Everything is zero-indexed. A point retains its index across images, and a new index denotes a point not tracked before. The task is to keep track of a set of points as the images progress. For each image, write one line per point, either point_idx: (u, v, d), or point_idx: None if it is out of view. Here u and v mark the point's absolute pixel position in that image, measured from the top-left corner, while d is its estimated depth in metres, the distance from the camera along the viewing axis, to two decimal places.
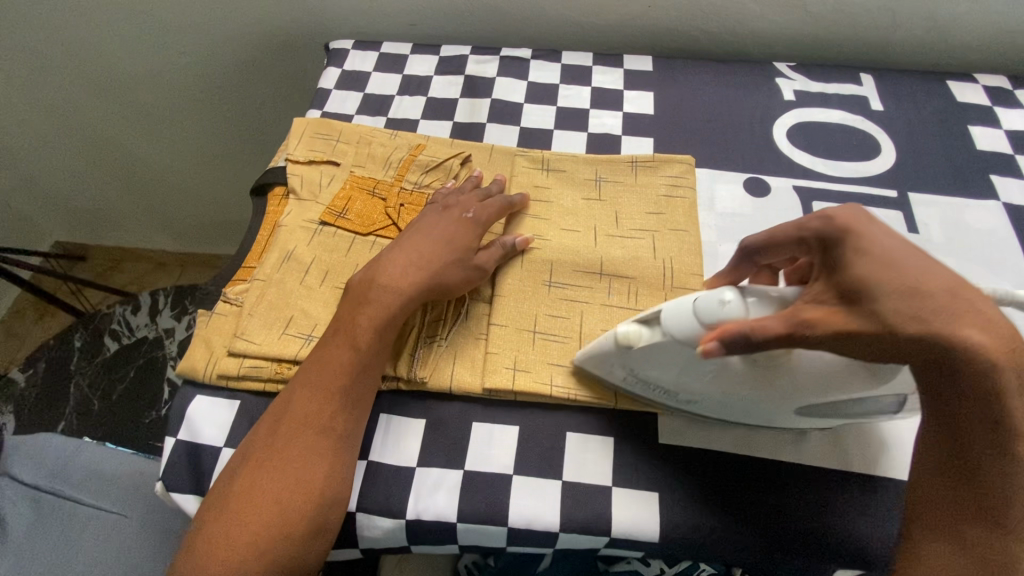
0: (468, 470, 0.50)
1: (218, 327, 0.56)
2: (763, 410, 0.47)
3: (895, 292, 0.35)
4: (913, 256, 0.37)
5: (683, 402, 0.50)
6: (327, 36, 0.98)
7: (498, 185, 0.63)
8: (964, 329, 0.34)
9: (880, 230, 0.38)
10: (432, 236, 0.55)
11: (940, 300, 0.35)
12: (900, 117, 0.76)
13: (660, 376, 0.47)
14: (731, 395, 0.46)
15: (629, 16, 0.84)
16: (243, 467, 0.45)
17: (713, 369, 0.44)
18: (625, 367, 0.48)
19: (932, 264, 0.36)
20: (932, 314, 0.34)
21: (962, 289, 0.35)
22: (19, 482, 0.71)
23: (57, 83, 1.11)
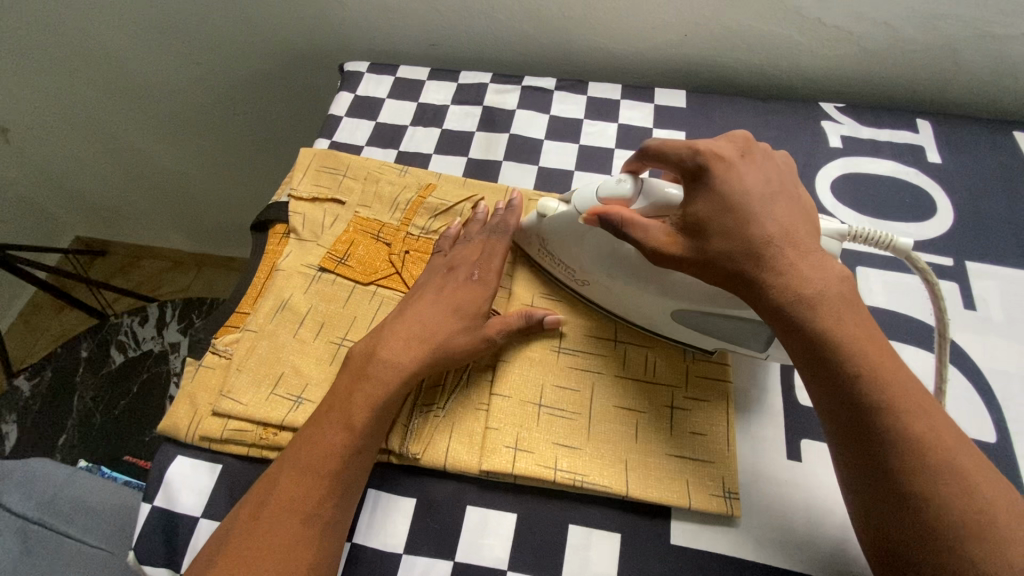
0: (458, 562, 0.46)
1: (206, 382, 0.53)
2: (641, 307, 0.52)
3: (722, 233, 0.42)
4: (756, 205, 0.43)
5: (581, 285, 0.56)
6: (345, 52, 0.94)
7: (514, 220, 0.58)
8: (774, 271, 0.41)
9: (737, 173, 0.44)
10: (438, 302, 0.52)
11: (758, 241, 0.42)
12: (960, 170, 0.69)
13: (570, 256, 0.54)
14: (617, 286, 0.52)
15: (663, 45, 0.78)
16: (216, 557, 0.41)
17: (606, 250, 0.51)
18: (539, 232, 0.56)
19: (764, 214, 0.43)
20: (760, 253, 0.41)
21: (781, 235, 0.42)
22: (7, 511, 0.69)
23: (76, 89, 1.10)
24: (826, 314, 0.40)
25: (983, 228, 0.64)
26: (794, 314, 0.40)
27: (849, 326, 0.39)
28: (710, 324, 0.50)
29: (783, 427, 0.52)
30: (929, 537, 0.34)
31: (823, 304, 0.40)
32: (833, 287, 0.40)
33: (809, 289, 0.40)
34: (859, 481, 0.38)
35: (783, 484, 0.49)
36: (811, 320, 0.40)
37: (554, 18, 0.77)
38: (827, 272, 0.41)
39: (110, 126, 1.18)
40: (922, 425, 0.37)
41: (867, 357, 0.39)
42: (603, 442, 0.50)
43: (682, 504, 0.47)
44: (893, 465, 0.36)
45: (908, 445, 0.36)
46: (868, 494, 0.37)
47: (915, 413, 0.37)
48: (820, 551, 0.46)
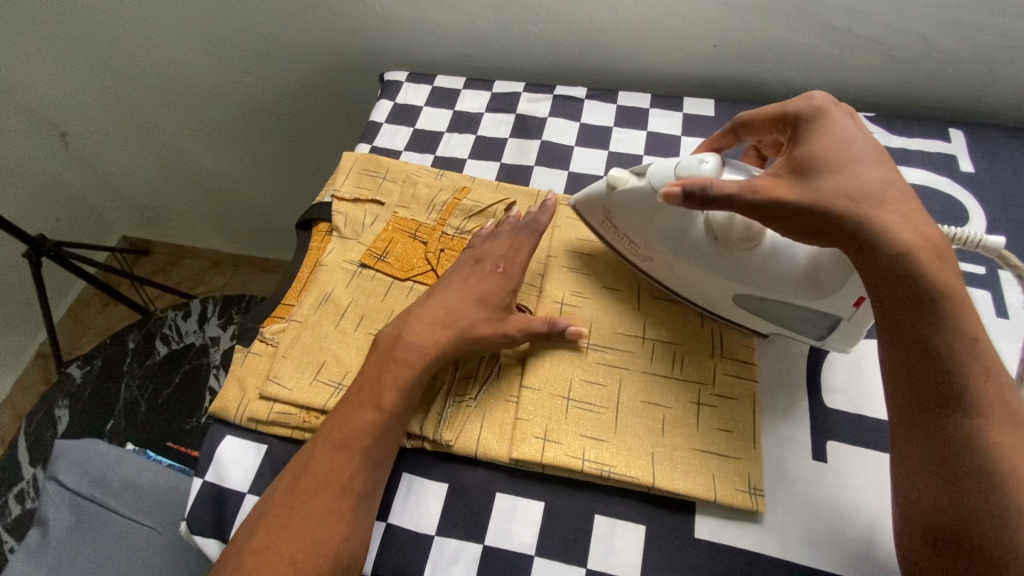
0: (487, 546, 0.48)
1: (253, 367, 0.57)
2: (706, 289, 0.54)
3: (835, 175, 0.42)
4: (865, 149, 0.43)
5: (642, 260, 0.57)
6: (384, 63, 0.99)
7: (547, 215, 0.59)
8: (894, 220, 0.40)
9: (846, 124, 0.45)
10: (463, 291, 0.54)
11: (874, 190, 0.41)
12: (994, 180, 0.68)
13: (632, 229, 0.55)
14: (682, 264, 0.53)
15: (692, 55, 0.80)
16: (261, 526, 0.44)
17: (677, 229, 0.52)
18: (606, 204, 0.56)
19: (873, 160, 0.43)
20: (877, 201, 0.40)
21: (897, 188, 0.41)
22: (64, 487, 0.75)
23: (132, 98, 1.17)
24: (945, 272, 0.38)
25: (1018, 238, 0.64)
26: (909, 265, 0.38)
27: (962, 292, 0.38)
28: (773, 309, 0.51)
29: (809, 429, 0.53)
30: (1005, 515, 0.33)
31: (944, 263, 0.39)
32: (947, 249, 0.40)
33: (931, 244, 0.39)
34: (944, 439, 0.36)
35: (809, 484, 0.50)
36: (932, 275, 0.38)
37: (586, 29, 0.80)
38: (942, 234, 0.40)
39: (161, 133, 1.26)
40: (1016, 404, 0.36)
41: (979, 324, 0.37)
42: (628, 434, 0.51)
43: (706, 496, 0.48)
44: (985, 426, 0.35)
45: (1003, 420, 0.35)
46: (938, 470, 0.36)
47: (1013, 388, 0.36)
48: (848, 550, 0.46)
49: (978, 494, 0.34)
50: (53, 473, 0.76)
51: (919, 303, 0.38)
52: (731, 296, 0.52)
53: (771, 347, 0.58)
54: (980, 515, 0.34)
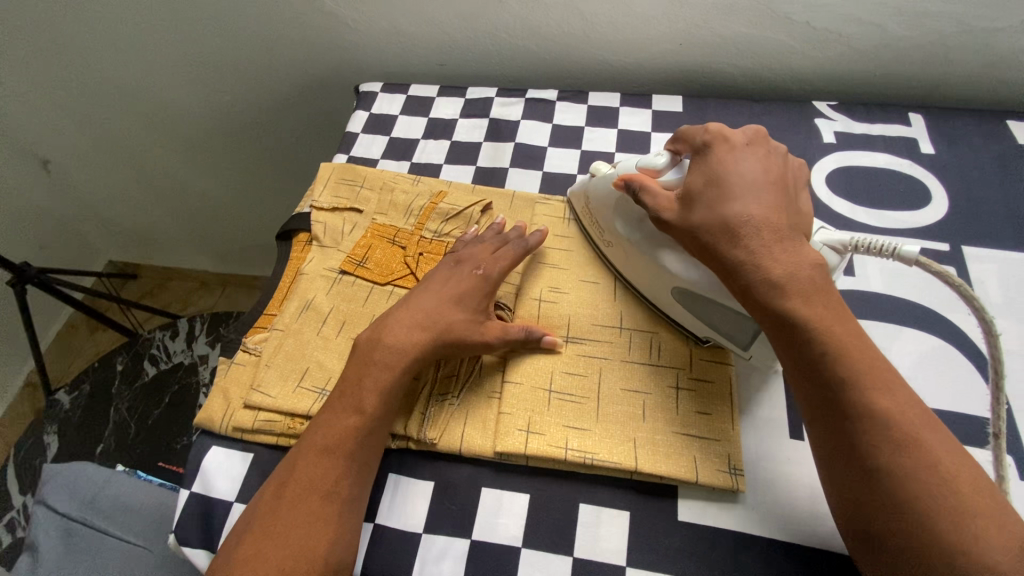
0: (474, 541, 0.48)
1: (237, 378, 0.58)
2: (653, 280, 0.56)
3: (706, 212, 0.48)
4: (737, 186, 0.48)
5: (605, 244, 0.61)
6: (360, 76, 1.00)
7: (537, 238, 0.61)
8: (747, 252, 0.45)
9: (733, 156, 0.51)
10: (431, 296, 0.55)
11: (735, 223, 0.46)
12: (954, 161, 0.71)
13: (602, 211, 0.60)
14: (633, 253, 0.57)
15: (658, 54, 0.82)
16: (249, 536, 0.44)
17: (635, 217, 0.57)
18: (586, 192, 0.63)
19: (739, 196, 0.48)
20: (736, 230, 0.46)
21: (758, 220, 0.46)
22: (54, 511, 0.75)
23: (111, 121, 1.18)
24: (793, 300, 0.43)
25: (979, 215, 0.66)
26: (761, 299, 0.44)
27: (817, 311, 0.43)
28: (707, 309, 0.53)
29: (785, 408, 0.54)
30: (894, 506, 0.37)
31: (792, 291, 0.43)
32: (804, 273, 0.44)
33: (774, 277, 0.44)
34: (831, 448, 0.41)
35: (787, 462, 0.51)
36: (779, 308, 0.43)
37: (554, 33, 0.82)
38: (800, 258, 0.45)
39: (145, 156, 1.26)
40: (890, 405, 0.39)
41: (837, 336, 0.42)
42: (610, 422, 0.52)
43: (689, 478, 0.49)
44: (857, 434, 0.39)
45: (876, 422, 0.39)
46: (844, 471, 0.40)
47: (881, 390, 0.40)
48: (828, 523, 0.47)
49: (866, 497, 0.39)
50: (42, 498, 0.76)
51: (782, 334, 0.43)
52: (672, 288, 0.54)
53: None
54: (873, 513, 0.38)
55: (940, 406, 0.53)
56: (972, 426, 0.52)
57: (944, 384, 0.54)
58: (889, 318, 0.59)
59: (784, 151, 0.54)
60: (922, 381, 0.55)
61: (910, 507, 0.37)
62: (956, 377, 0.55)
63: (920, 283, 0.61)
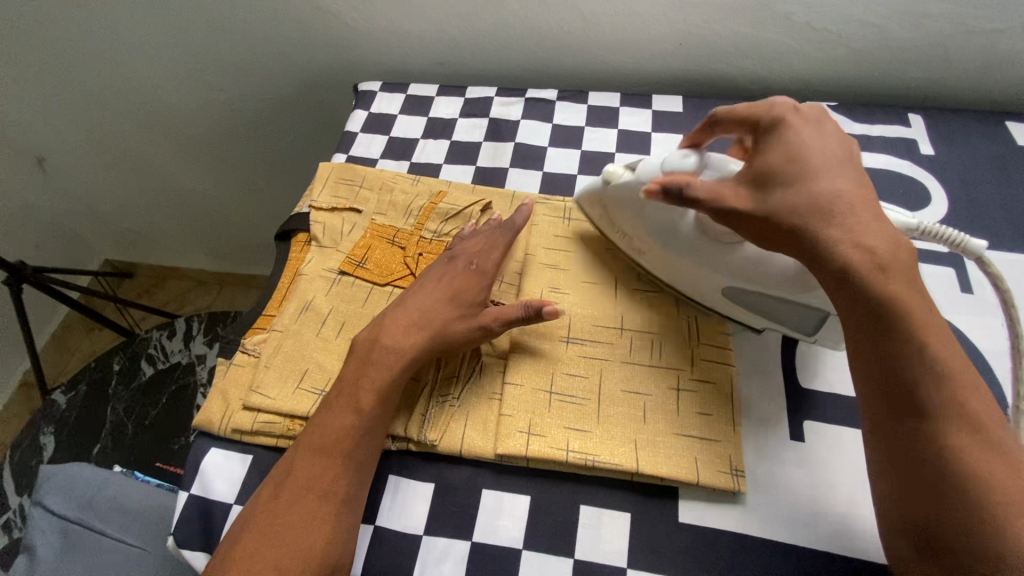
0: (475, 542, 0.48)
1: (235, 379, 0.57)
2: (699, 283, 0.55)
3: (793, 190, 0.43)
4: (826, 165, 0.44)
5: (636, 250, 0.59)
6: (358, 75, 1.00)
7: (524, 216, 0.60)
8: (843, 231, 0.42)
9: (812, 130, 0.46)
10: (443, 287, 0.55)
11: (829, 203, 0.43)
12: (953, 162, 0.71)
13: (627, 221, 0.56)
14: (672, 261, 0.55)
15: (658, 54, 0.81)
16: (245, 534, 0.44)
17: (667, 225, 0.53)
18: (602, 199, 0.58)
19: (836, 174, 0.44)
20: (830, 215, 0.42)
21: (852, 203, 0.43)
22: (50, 512, 0.74)
23: (107, 119, 1.17)
24: (895, 283, 0.40)
25: (978, 217, 0.66)
26: (859, 278, 0.41)
27: (914, 299, 0.40)
28: (764, 303, 0.52)
29: (786, 410, 0.54)
30: (980, 510, 0.35)
31: (894, 274, 0.40)
32: (900, 257, 0.41)
33: (872, 256, 0.41)
34: (912, 443, 0.38)
35: (788, 463, 0.51)
36: (876, 290, 0.40)
37: (553, 32, 0.82)
38: (896, 241, 0.42)
39: (142, 154, 1.25)
40: (978, 404, 0.38)
41: (929, 327, 0.39)
42: (610, 424, 0.52)
43: (690, 480, 0.49)
44: (951, 430, 0.37)
45: (965, 420, 0.37)
46: (926, 470, 0.37)
47: (972, 389, 0.38)
48: (829, 525, 0.47)
49: (949, 499, 0.36)
50: (39, 499, 0.76)
51: (875, 319, 0.40)
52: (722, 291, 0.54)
53: (749, 343, 0.58)
54: (955, 515, 0.36)
55: None
56: None
57: None
58: None
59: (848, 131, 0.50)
60: None
61: (995, 512, 0.35)
62: None
63: (921, 284, 0.61)
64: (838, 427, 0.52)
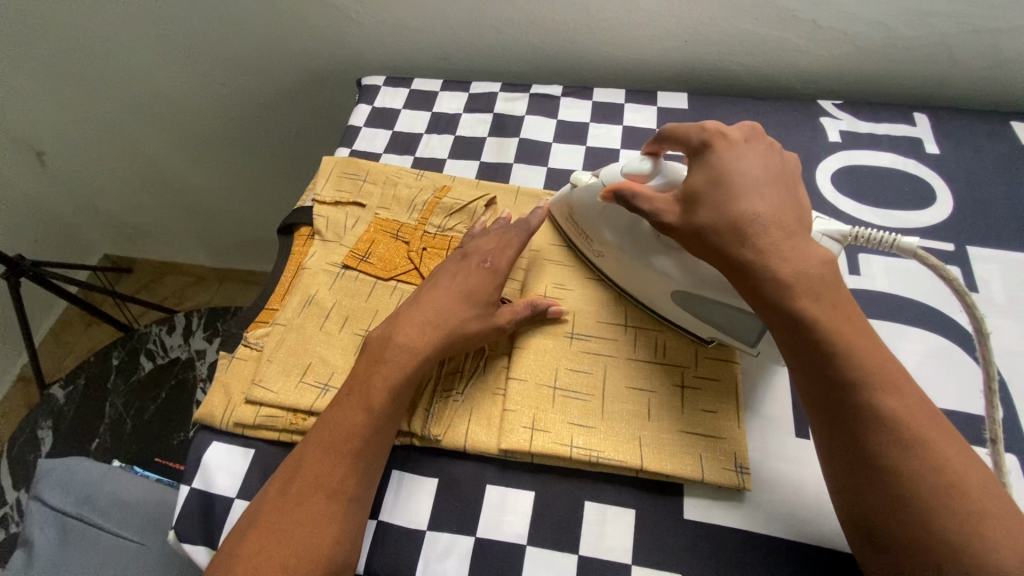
0: (479, 538, 0.48)
1: (238, 372, 0.57)
2: (647, 284, 0.55)
3: (711, 212, 0.46)
4: (742, 184, 0.47)
5: (594, 255, 0.60)
6: (361, 70, 0.99)
7: (538, 216, 0.60)
8: (754, 252, 0.44)
9: (735, 152, 0.49)
10: (454, 287, 0.55)
11: (740, 223, 0.45)
12: (958, 161, 0.71)
13: (590, 222, 0.59)
14: (626, 261, 0.56)
15: (662, 51, 0.81)
16: (252, 531, 0.44)
17: (627, 224, 0.56)
18: (569, 201, 0.61)
19: (746, 194, 0.46)
20: (743, 232, 0.45)
21: (766, 218, 0.45)
22: (49, 506, 0.74)
23: (107, 112, 1.16)
24: (804, 298, 0.42)
25: (983, 216, 0.66)
26: (771, 298, 0.43)
27: (827, 312, 0.42)
28: (705, 308, 0.53)
29: (790, 408, 0.54)
30: (901, 508, 0.37)
31: (802, 291, 0.42)
32: (812, 270, 0.43)
33: (784, 274, 0.43)
34: (837, 449, 0.41)
35: (792, 461, 0.51)
36: (788, 307, 0.42)
37: (559, 28, 0.81)
38: (808, 255, 0.44)
39: (142, 149, 1.25)
40: (898, 406, 0.39)
41: (842, 336, 0.41)
42: (616, 421, 0.52)
43: (695, 476, 0.48)
44: (868, 435, 0.39)
45: (884, 423, 0.39)
46: (854, 473, 0.40)
47: (885, 391, 0.40)
48: (832, 522, 0.47)
49: (874, 498, 0.39)
50: (38, 493, 0.75)
51: (791, 335, 0.43)
52: (672, 292, 0.54)
53: None
54: (880, 512, 0.38)
55: (945, 405, 0.53)
56: (976, 425, 0.52)
57: (951, 384, 0.54)
58: (895, 317, 0.59)
59: (779, 146, 0.52)
60: (927, 379, 0.55)
61: (917, 510, 0.37)
62: (961, 378, 0.55)
63: (926, 282, 0.61)
64: None
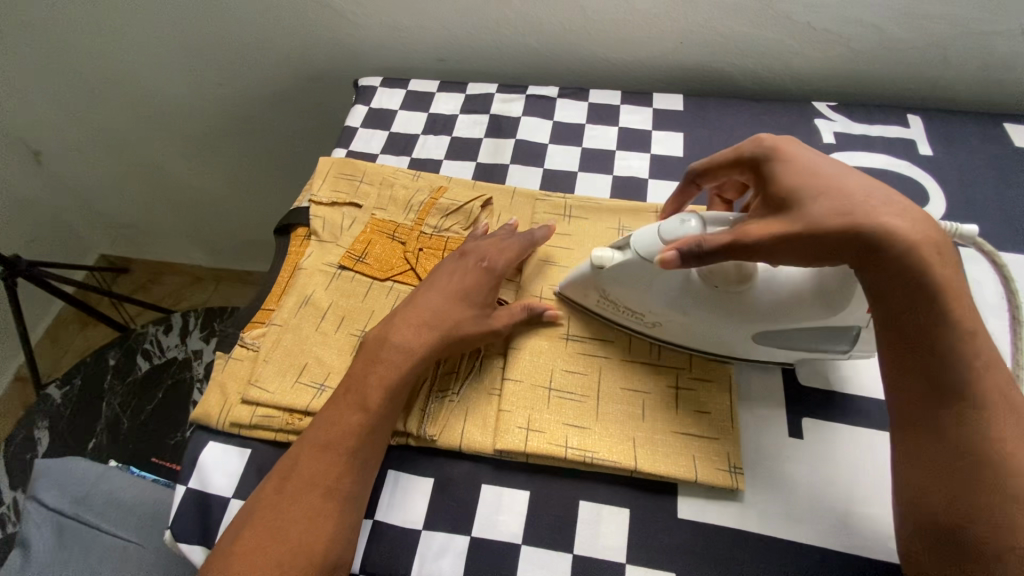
0: (474, 537, 0.48)
1: (234, 373, 0.57)
2: (726, 337, 0.51)
3: (832, 182, 0.42)
4: (855, 165, 0.44)
5: (649, 325, 0.54)
6: (358, 70, 0.99)
7: (544, 231, 0.60)
8: (897, 223, 0.40)
9: (805, 150, 0.46)
10: (450, 289, 0.55)
11: (869, 196, 0.41)
12: (952, 163, 0.71)
13: (635, 303, 0.52)
14: (695, 319, 0.51)
15: (659, 52, 0.82)
16: (246, 529, 0.44)
17: (683, 291, 0.49)
18: (597, 285, 0.54)
19: (865, 173, 0.43)
20: (875, 208, 0.40)
21: (890, 195, 0.42)
22: (45, 506, 0.74)
23: (104, 112, 1.16)
24: (950, 273, 0.39)
25: (975, 217, 0.66)
26: (916, 267, 0.39)
27: (964, 292, 0.39)
28: (794, 336, 0.50)
29: (784, 408, 0.54)
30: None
31: (949, 266, 0.39)
32: (949, 251, 0.41)
33: (938, 245, 0.40)
34: (962, 433, 0.37)
35: (785, 460, 0.51)
36: (936, 276, 0.39)
37: (555, 29, 0.82)
38: (942, 235, 0.41)
39: (139, 149, 1.25)
40: (1018, 398, 0.38)
41: (978, 321, 0.39)
42: (609, 421, 0.52)
43: (688, 475, 0.49)
44: (995, 422, 0.37)
45: (1008, 413, 0.37)
46: (974, 462, 0.37)
47: (1010, 389, 0.38)
48: (826, 521, 0.48)
49: (990, 490, 0.36)
50: (33, 493, 0.75)
51: (929, 306, 0.39)
52: (753, 335, 0.50)
53: None
54: (992, 507, 0.36)
55: None
56: None
57: None
58: None
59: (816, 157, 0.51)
60: None
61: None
62: None
63: None
64: (835, 424, 0.53)
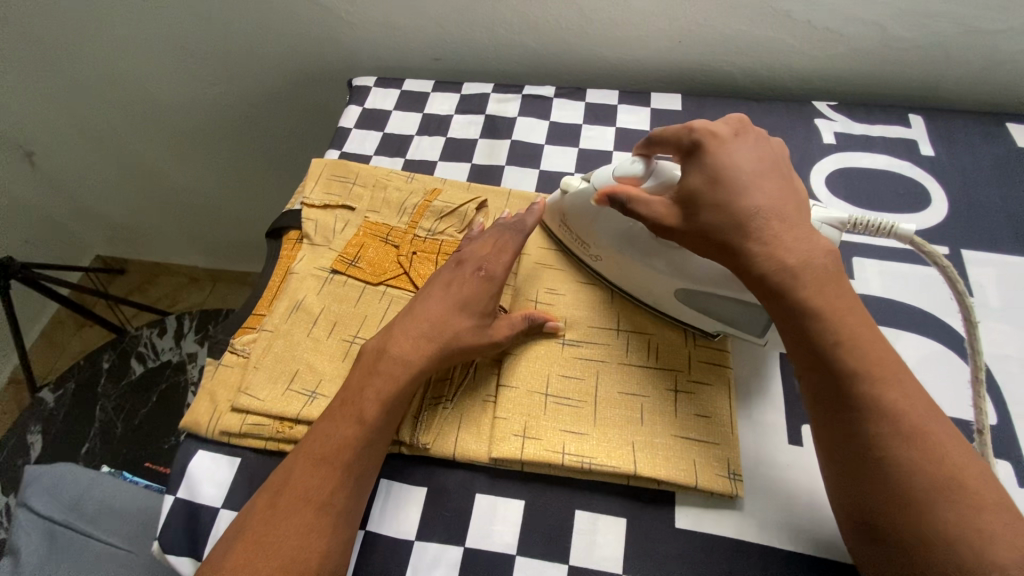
0: (468, 548, 0.47)
1: (224, 380, 0.56)
2: (650, 284, 0.55)
3: (713, 205, 0.46)
4: (743, 178, 0.46)
5: (592, 259, 0.59)
6: (352, 70, 0.98)
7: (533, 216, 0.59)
8: (762, 245, 0.44)
9: (728, 149, 0.48)
10: (447, 297, 0.54)
11: (743, 217, 0.45)
12: (953, 163, 0.70)
13: (584, 229, 0.58)
14: (627, 260, 0.55)
15: (657, 52, 0.80)
16: (237, 545, 0.43)
17: (623, 229, 0.55)
18: (561, 208, 0.60)
19: (750, 190, 0.46)
20: (747, 227, 0.44)
21: (768, 212, 0.45)
22: (36, 513, 0.73)
23: (96, 113, 1.15)
24: (808, 289, 0.42)
25: (978, 218, 0.65)
26: (776, 287, 0.43)
27: (830, 300, 0.42)
28: (712, 303, 0.53)
29: (783, 414, 0.53)
30: (901, 501, 0.37)
31: (807, 280, 0.42)
32: (818, 262, 0.43)
33: (789, 265, 0.43)
34: (837, 440, 0.41)
35: (785, 467, 0.50)
36: (793, 294, 0.43)
37: (551, 28, 0.80)
38: (814, 246, 0.44)
39: (132, 149, 1.23)
40: (899, 397, 0.39)
41: (844, 326, 0.41)
42: (608, 428, 0.51)
43: (688, 482, 0.48)
44: (868, 425, 0.39)
45: (885, 415, 0.39)
46: (852, 466, 0.40)
47: (888, 382, 0.40)
48: (826, 530, 0.47)
49: (872, 491, 0.38)
50: (25, 500, 0.74)
51: (793, 323, 0.43)
52: (674, 291, 0.54)
53: (745, 346, 0.58)
54: (881, 503, 0.38)
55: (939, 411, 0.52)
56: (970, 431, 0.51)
57: (946, 390, 0.54)
58: (889, 322, 0.58)
59: (768, 135, 0.51)
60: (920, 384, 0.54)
61: (913, 504, 0.37)
62: (956, 384, 0.54)
63: (920, 286, 0.61)
64: None
